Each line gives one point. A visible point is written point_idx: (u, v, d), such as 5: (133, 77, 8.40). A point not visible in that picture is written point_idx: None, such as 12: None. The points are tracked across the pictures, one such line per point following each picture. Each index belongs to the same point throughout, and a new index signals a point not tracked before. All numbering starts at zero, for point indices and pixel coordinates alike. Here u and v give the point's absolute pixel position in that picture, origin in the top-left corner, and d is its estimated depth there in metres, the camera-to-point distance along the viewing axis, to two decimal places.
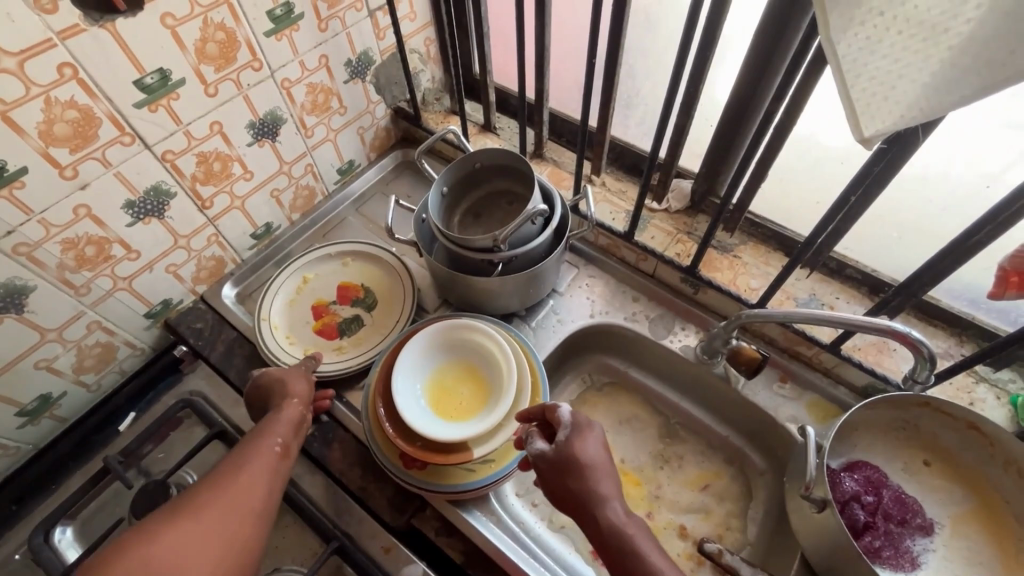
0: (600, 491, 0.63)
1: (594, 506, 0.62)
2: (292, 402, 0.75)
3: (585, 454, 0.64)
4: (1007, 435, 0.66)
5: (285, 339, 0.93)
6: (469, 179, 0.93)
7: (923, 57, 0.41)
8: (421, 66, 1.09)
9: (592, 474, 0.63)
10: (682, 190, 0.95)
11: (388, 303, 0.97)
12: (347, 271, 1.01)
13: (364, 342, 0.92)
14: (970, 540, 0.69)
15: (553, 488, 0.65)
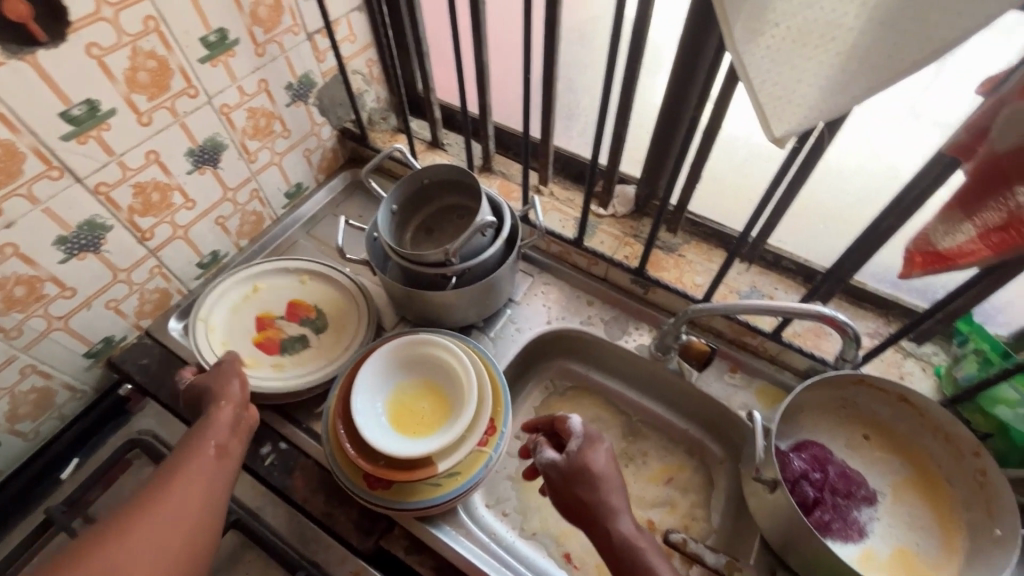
0: (611, 503, 0.64)
1: (605, 519, 0.63)
2: (221, 404, 0.69)
3: (596, 465, 0.66)
4: (933, 404, 0.71)
5: (220, 346, 0.90)
6: (418, 196, 0.93)
7: (815, 63, 0.45)
8: (365, 86, 1.10)
9: (603, 487, 0.64)
10: (626, 195, 0.99)
11: (342, 325, 0.95)
12: (303, 290, 0.98)
13: (305, 364, 0.90)
14: (910, 505, 0.74)
15: (563, 497, 0.67)
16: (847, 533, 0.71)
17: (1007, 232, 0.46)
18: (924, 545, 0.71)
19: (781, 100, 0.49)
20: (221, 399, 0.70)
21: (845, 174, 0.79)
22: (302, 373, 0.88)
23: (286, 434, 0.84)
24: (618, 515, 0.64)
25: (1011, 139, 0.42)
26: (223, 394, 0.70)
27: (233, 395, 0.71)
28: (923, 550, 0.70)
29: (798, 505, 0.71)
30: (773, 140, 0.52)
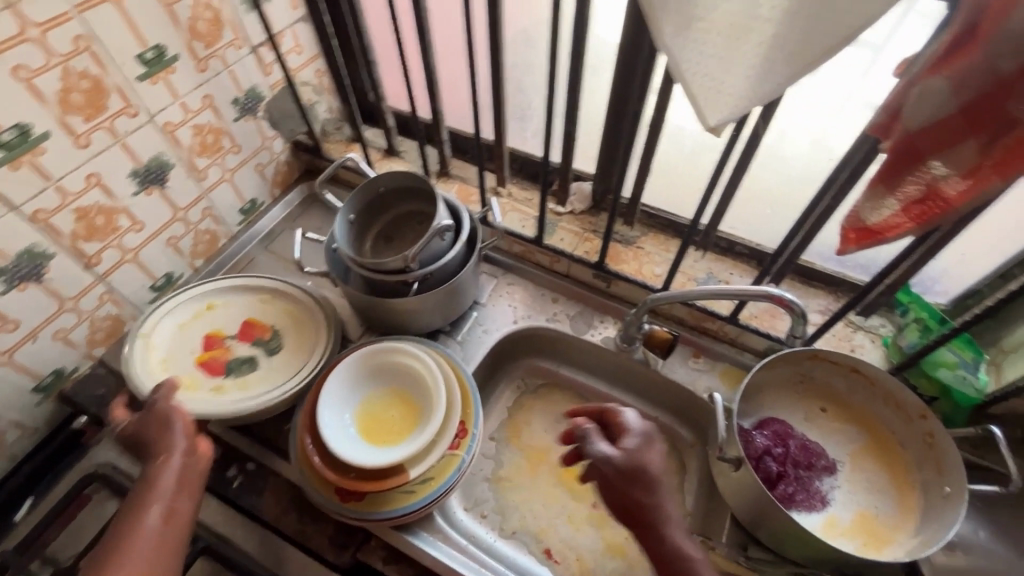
0: (666, 504, 0.64)
1: (659, 519, 0.63)
2: (162, 460, 0.64)
3: (654, 466, 0.65)
4: (882, 373, 0.75)
5: (158, 365, 0.86)
6: (375, 204, 0.93)
7: (739, 52, 0.48)
8: (316, 97, 1.08)
9: (659, 489, 0.64)
10: (583, 192, 1.01)
11: (295, 350, 0.91)
12: (262, 309, 0.95)
13: (249, 389, 0.86)
14: (867, 471, 0.77)
15: (616, 495, 0.64)
16: (811, 504, 0.74)
17: (926, 205, 0.50)
18: (883, 508, 0.74)
19: (713, 90, 0.51)
20: (161, 453, 0.65)
21: (784, 157, 0.81)
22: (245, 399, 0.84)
23: (253, 454, 0.82)
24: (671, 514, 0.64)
25: (924, 118, 0.45)
26: (162, 447, 0.65)
27: (175, 446, 0.66)
28: (882, 513, 0.73)
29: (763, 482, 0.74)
30: (709, 129, 0.54)
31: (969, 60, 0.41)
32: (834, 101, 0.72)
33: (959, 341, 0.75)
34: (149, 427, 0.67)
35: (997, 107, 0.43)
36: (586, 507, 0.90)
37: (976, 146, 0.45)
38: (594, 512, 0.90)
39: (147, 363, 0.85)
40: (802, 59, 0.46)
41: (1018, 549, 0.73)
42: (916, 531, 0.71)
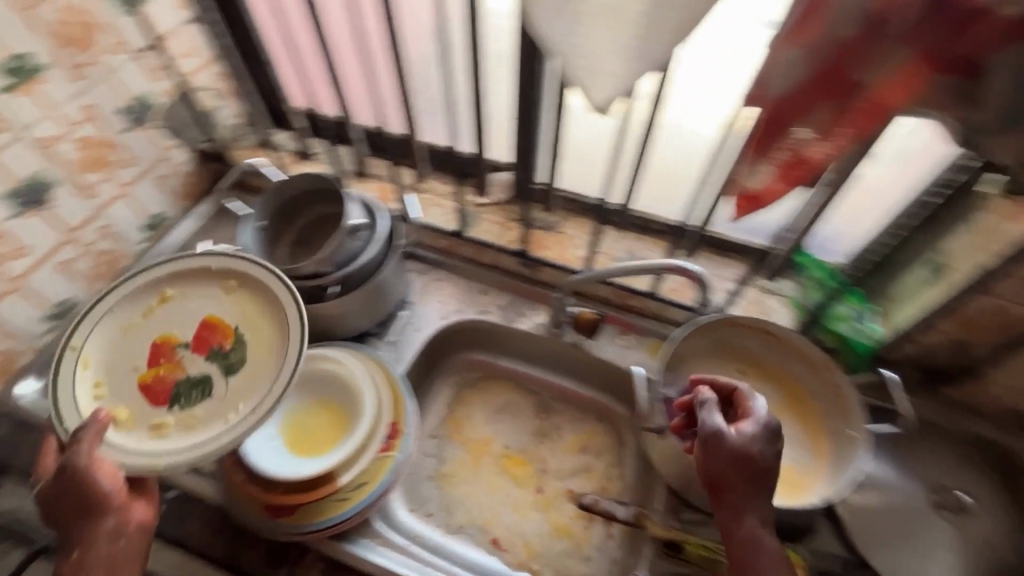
0: (763, 493, 0.60)
1: (740, 505, 0.59)
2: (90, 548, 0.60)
3: (767, 458, 0.60)
4: (789, 332, 0.80)
5: (93, 385, 0.71)
6: (286, 209, 0.89)
7: (608, 31, 0.49)
8: (218, 102, 1.03)
9: (757, 480, 0.59)
10: (503, 181, 1.00)
11: (254, 374, 0.72)
12: (222, 305, 0.77)
13: (194, 428, 0.70)
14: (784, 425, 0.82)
15: (714, 475, 0.60)
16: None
17: (797, 167, 0.53)
18: (798, 458, 0.79)
19: (591, 70, 0.53)
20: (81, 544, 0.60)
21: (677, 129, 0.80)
22: (179, 443, 0.68)
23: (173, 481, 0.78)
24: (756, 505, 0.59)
25: (784, 87, 0.48)
26: (91, 528, 0.60)
27: (101, 534, 0.60)
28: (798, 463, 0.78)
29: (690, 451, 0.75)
30: (594, 108, 0.55)
31: (813, 32, 0.44)
32: (725, 82, 0.71)
33: (851, 296, 0.82)
34: (73, 497, 0.60)
35: (843, 71, 0.46)
36: (531, 492, 0.91)
37: (831, 110, 0.49)
38: (539, 496, 0.91)
39: (79, 381, 0.70)
40: (662, 34, 0.49)
41: (913, 478, 0.80)
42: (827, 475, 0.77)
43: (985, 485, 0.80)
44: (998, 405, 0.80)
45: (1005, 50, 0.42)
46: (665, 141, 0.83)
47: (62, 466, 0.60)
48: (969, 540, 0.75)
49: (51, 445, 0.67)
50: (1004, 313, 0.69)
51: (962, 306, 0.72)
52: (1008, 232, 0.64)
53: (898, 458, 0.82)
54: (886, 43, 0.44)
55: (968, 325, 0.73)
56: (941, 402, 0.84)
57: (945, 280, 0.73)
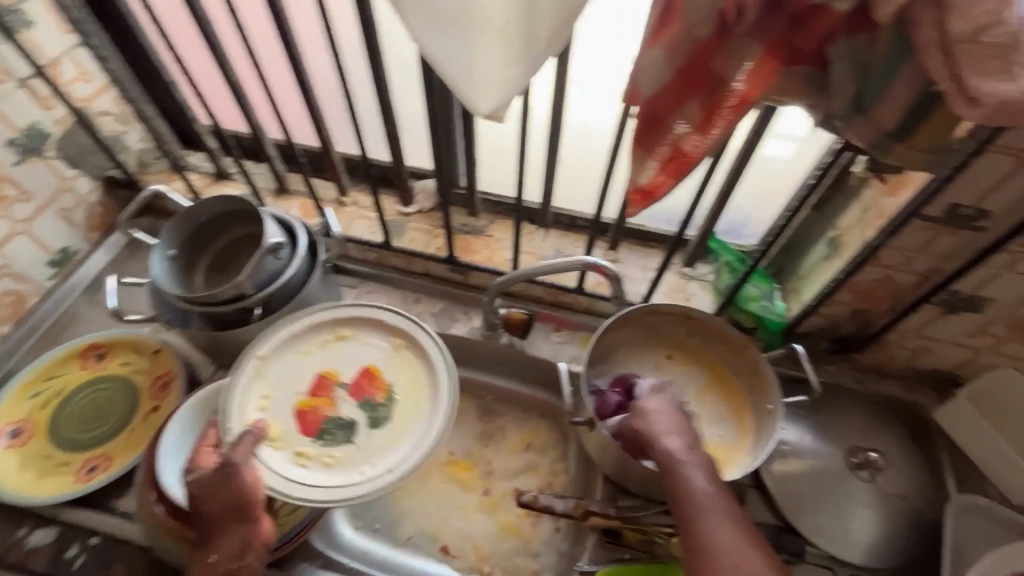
0: (666, 425, 0.67)
1: (652, 439, 0.66)
2: (211, 557, 0.62)
3: (652, 405, 0.70)
4: (709, 316, 0.83)
5: (261, 400, 0.76)
6: (199, 234, 0.86)
7: (484, 41, 0.50)
8: (123, 126, 0.98)
9: (658, 417, 0.68)
10: (428, 189, 1.01)
11: (393, 432, 0.76)
12: (388, 357, 0.81)
13: (331, 466, 0.73)
14: (711, 405, 0.84)
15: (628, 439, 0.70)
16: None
17: (677, 161, 0.55)
18: (725, 436, 0.81)
19: (475, 81, 0.53)
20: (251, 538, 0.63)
21: (584, 127, 0.84)
22: (313, 482, 0.72)
23: (95, 527, 0.75)
24: (667, 435, 0.66)
25: (653, 85, 0.50)
26: (218, 531, 0.63)
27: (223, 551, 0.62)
28: (725, 441, 0.81)
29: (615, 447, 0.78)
30: (486, 117, 0.55)
31: (672, 32, 0.47)
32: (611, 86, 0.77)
33: (756, 277, 0.90)
34: (213, 501, 0.63)
35: (705, 68, 0.48)
36: (478, 496, 0.91)
37: (699, 105, 0.51)
38: (486, 498, 0.91)
39: (250, 391, 0.76)
40: (538, 42, 0.50)
41: (833, 444, 0.84)
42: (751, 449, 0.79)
43: (903, 445, 0.84)
44: (902, 365, 0.89)
45: (837, 42, 0.45)
46: (577, 137, 0.86)
47: (223, 466, 0.65)
48: (884, 497, 0.80)
49: (209, 446, 0.70)
50: (891, 280, 0.75)
51: (856, 278, 0.76)
52: (884, 205, 0.68)
53: (819, 427, 0.85)
54: (739, 42, 0.46)
55: (863, 294, 0.79)
56: (852, 367, 0.91)
57: (839, 256, 0.77)
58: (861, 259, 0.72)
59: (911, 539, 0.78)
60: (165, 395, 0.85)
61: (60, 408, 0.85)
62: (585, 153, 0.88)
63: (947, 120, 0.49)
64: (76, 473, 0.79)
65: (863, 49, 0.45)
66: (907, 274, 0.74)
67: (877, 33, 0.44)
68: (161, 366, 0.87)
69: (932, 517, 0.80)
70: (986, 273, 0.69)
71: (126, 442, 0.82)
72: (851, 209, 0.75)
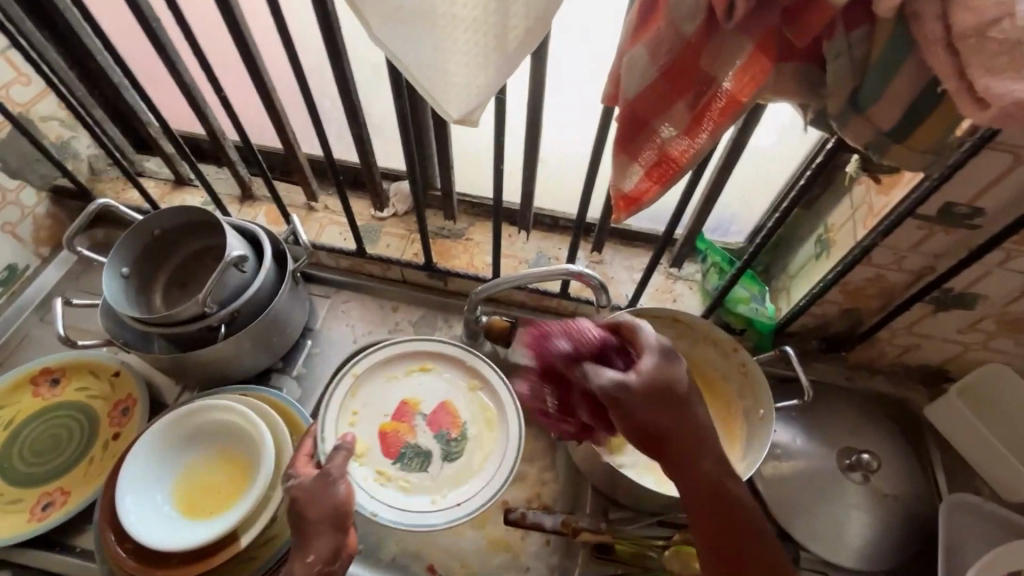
0: (702, 426, 0.52)
1: (689, 445, 0.51)
2: (309, 557, 0.58)
3: (679, 380, 0.53)
4: (697, 319, 0.80)
5: (348, 416, 0.76)
6: (155, 249, 0.81)
7: (453, 41, 0.45)
8: (70, 132, 0.91)
9: (697, 424, 0.52)
10: (403, 192, 0.96)
11: (467, 467, 0.75)
12: (465, 395, 0.80)
13: (408, 491, 0.74)
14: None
15: (639, 424, 0.51)
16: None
17: (662, 166, 0.51)
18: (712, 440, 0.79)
19: (441, 83, 0.49)
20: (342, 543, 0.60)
21: (563, 123, 0.80)
22: (391, 506, 0.72)
23: (54, 569, 0.71)
24: (700, 441, 0.52)
25: (636, 84, 0.46)
26: (316, 541, 0.58)
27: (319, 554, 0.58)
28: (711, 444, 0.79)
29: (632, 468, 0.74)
30: (456, 122, 0.51)
31: (656, 27, 0.43)
32: (592, 82, 0.73)
33: (746, 278, 0.87)
34: (317, 506, 0.60)
35: (691, 66, 0.45)
36: None
37: (686, 106, 0.47)
38: None
39: (342, 406, 0.76)
40: (510, 41, 0.45)
41: (825, 445, 0.82)
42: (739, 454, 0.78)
43: (896, 443, 0.83)
44: (892, 362, 0.87)
45: (834, 37, 0.42)
46: (557, 134, 0.82)
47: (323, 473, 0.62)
48: (877, 498, 0.79)
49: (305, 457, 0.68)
50: (883, 279, 0.73)
51: (848, 277, 0.74)
52: (876, 204, 0.66)
53: (810, 427, 0.84)
54: (727, 37, 0.42)
55: (854, 294, 0.77)
56: (843, 365, 0.90)
57: (829, 254, 0.74)
58: (853, 259, 0.69)
59: (903, 539, 0.78)
60: (126, 421, 0.80)
61: (11, 440, 0.79)
62: (566, 152, 0.84)
63: (945, 118, 0.46)
64: (30, 512, 0.74)
65: (861, 45, 0.42)
66: (898, 272, 0.72)
67: (875, 28, 0.41)
68: (121, 389, 0.82)
69: (925, 516, 0.79)
70: (978, 271, 0.67)
71: (85, 473, 0.77)
72: (841, 205, 0.73)
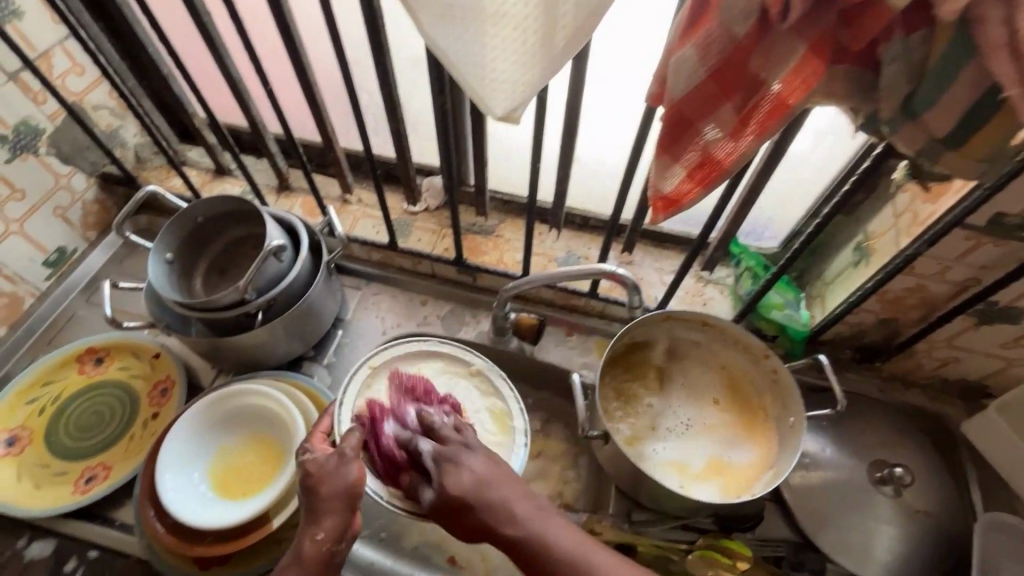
0: (498, 494, 0.51)
1: (499, 523, 0.50)
2: (319, 535, 0.52)
3: (466, 481, 0.52)
4: (727, 323, 0.79)
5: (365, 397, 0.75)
6: (198, 236, 0.84)
7: (501, 39, 0.46)
8: (118, 121, 0.95)
9: (487, 490, 0.51)
10: (435, 187, 0.97)
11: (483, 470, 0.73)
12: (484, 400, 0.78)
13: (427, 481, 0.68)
14: (725, 418, 0.81)
15: (449, 521, 0.52)
16: (670, 459, 0.77)
17: (704, 168, 0.51)
18: (737, 453, 0.78)
19: (485, 80, 0.49)
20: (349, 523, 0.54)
21: (600, 123, 0.80)
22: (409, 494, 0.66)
23: (95, 540, 0.73)
24: (494, 498, 0.51)
25: (683, 86, 0.46)
26: (331, 516, 0.53)
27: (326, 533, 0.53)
28: (735, 457, 0.78)
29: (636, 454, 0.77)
30: (499, 119, 0.52)
31: (706, 28, 0.43)
32: (632, 83, 0.73)
33: (781, 284, 0.86)
34: (331, 484, 0.54)
35: (741, 68, 0.44)
36: None
37: (733, 110, 0.47)
38: None
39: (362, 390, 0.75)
40: (557, 40, 0.45)
41: (855, 457, 0.81)
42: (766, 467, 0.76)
43: (928, 458, 0.81)
44: (928, 374, 0.85)
45: (891, 40, 0.41)
46: (592, 133, 0.82)
47: (338, 452, 0.56)
48: (908, 513, 0.77)
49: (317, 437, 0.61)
50: (923, 289, 0.71)
51: (887, 286, 0.72)
52: (921, 212, 0.64)
53: (841, 438, 0.82)
54: (780, 40, 0.42)
55: (892, 303, 0.75)
56: (876, 376, 0.88)
57: (869, 262, 0.73)
58: (895, 268, 0.68)
59: (938, 557, 0.75)
60: (164, 401, 0.83)
61: (57, 415, 0.82)
62: (601, 152, 0.84)
63: (1005, 125, 0.45)
64: (74, 484, 0.77)
65: (919, 48, 0.41)
66: (941, 283, 0.70)
67: (936, 31, 0.40)
68: (160, 371, 0.85)
69: (960, 534, 0.77)
70: None
71: (125, 450, 0.80)
72: (883, 212, 0.72)
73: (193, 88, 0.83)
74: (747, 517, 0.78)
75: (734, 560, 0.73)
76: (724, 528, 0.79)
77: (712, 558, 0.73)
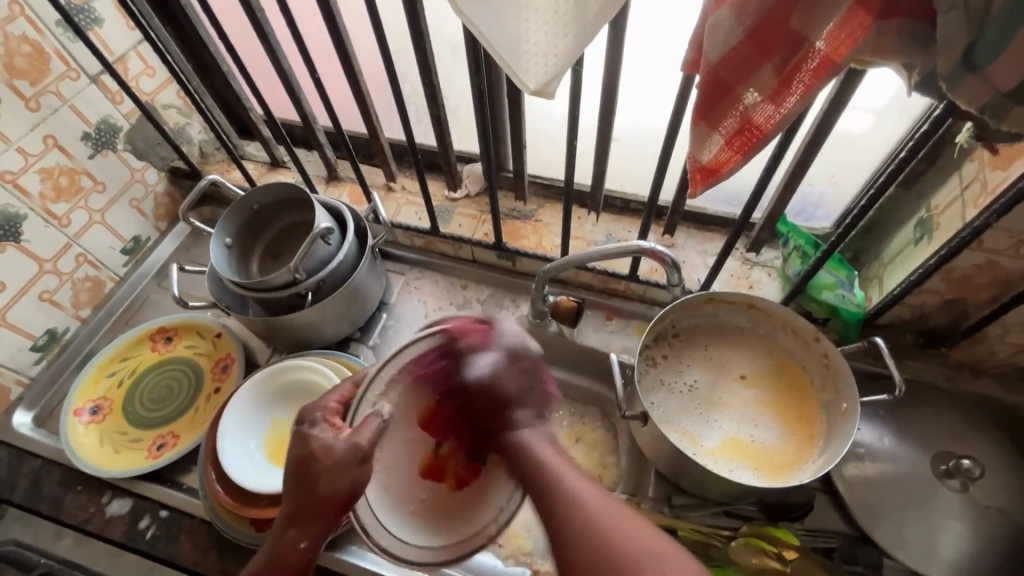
0: (522, 414, 0.58)
1: (504, 429, 0.57)
2: (302, 544, 0.56)
3: (506, 390, 0.58)
4: (774, 304, 0.76)
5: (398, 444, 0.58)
6: (253, 223, 0.89)
7: (532, 10, 0.46)
8: (185, 119, 1.02)
9: (521, 400, 0.59)
10: (475, 173, 0.99)
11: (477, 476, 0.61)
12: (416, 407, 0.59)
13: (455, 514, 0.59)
14: (749, 397, 0.79)
15: (468, 420, 0.60)
16: (686, 433, 0.76)
17: (744, 134, 0.50)
18: (765, 438, 0.75)
19: (519, 52, 0.49)
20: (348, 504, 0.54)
21: (642, 102, 0.80)
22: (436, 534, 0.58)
23: (165, 501, 0.79)
24: (517, 411, 0.58)
25: (719, 49, 0.45)
26: (314, 532, 0.56)
27: (312, 529, 0.56)
28: (764, 441, 0.75)
29: (658, 422, 0.76)
30: (533, 92, 0.52)
31: None
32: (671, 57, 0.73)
33: (833, 263, 0.81)
34: (331, 482, 0.53)
35: (781, 26, 0.43)
36: None
37: (774, 71, 0.45)
38: None
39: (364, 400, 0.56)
40: (588, 9, 0.45)
41: (917, 447, 0.75)
42: (794, 455, 0.74)
43: (1004, 451, 0.74)
44: (1003, 362, 0.78)
45: None
46: (631, 109, 0.81)
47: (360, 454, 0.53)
48: (979, 510, 0.71)
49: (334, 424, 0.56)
50: (994, 267, 0.66)
51: (952, 264, 0.67)
52: (991, 181, 0.60)
53: (903, 427, 0.77)
54: None
55: (959, 283, 0.70)
56: (942, 363, 0.82)
57: (931, 239, 0.68)
58: (961, 243, 0.63)
59: (1010, 558, 0.69)
60: (225, 376, 0.89)
61: (134, 388, 0.90)
62: (641, 130, 0.83)
63: None
64: (147, 450, 0.84)
65: None
66: (1014, 260, 0.64)
67: None
68: (222, 348, 0.91)
69: None
70: None
71: (192, 421, 0.87)
72: (948, 184, 0.67)
73: (249, 84, 0.88)
74: (796, 505, 0.76)
75: (779, 548, 0.71)
76: (770, 516, 0.76)
77: (756, 545, 0.71)
